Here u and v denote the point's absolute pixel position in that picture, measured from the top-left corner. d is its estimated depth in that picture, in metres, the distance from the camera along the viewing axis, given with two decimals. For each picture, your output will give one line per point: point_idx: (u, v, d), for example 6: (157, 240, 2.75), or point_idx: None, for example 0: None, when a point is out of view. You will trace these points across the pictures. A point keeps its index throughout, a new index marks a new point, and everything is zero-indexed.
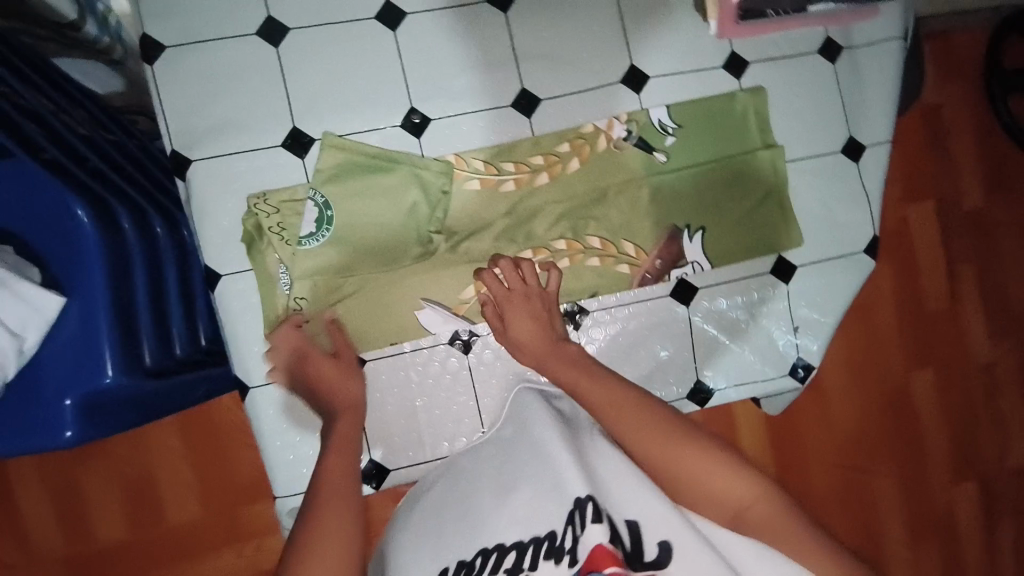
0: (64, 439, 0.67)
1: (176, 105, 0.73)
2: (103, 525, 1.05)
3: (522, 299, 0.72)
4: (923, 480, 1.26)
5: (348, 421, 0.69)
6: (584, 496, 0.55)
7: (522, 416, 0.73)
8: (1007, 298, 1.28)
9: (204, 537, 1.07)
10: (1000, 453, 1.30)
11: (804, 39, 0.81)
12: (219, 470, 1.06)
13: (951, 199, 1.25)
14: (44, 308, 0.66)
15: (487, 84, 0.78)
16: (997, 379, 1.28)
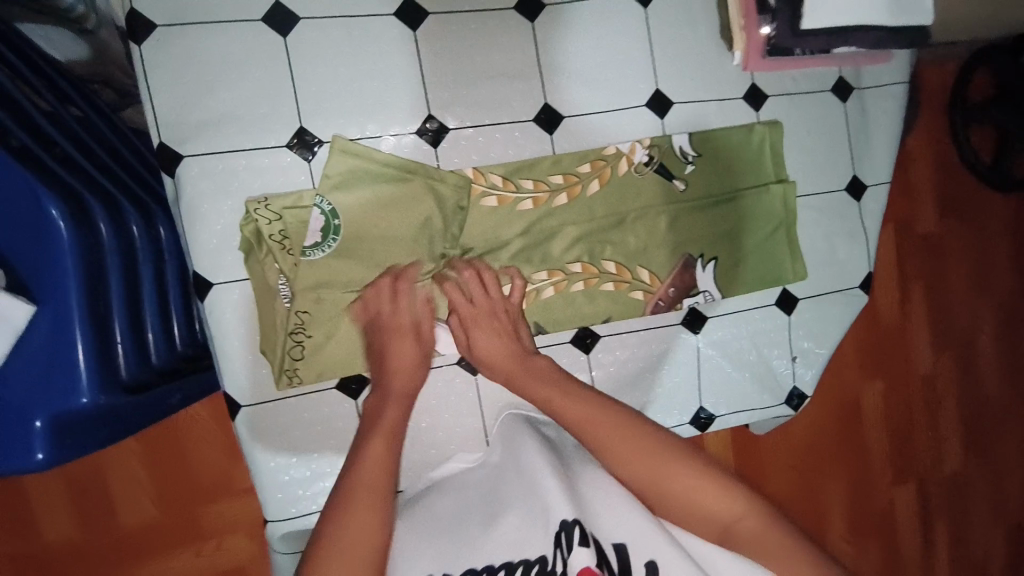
0: (35, 463, 0.60)
1: (168, 92, 0.65)
2: (45, 528, 0.98)
3: (488, 314, 0.71)
4: (868, 485, 1.32)
5: (397, 410, 0.67)
6: (570, 520, 0.53)
7: (510, 439, 0.71)
8: (950, 317, 1.34)
9: (157, 539, 1.01)
10: (938, 460, 1.37)
11: (818, 77, 0.83)
12: (175, 469, 1.01)
13: (906, 222, 1.30)
14: (11, 317, 0.59)
15: (510, 95, 0.74)
16: (936, 389, 1.35)
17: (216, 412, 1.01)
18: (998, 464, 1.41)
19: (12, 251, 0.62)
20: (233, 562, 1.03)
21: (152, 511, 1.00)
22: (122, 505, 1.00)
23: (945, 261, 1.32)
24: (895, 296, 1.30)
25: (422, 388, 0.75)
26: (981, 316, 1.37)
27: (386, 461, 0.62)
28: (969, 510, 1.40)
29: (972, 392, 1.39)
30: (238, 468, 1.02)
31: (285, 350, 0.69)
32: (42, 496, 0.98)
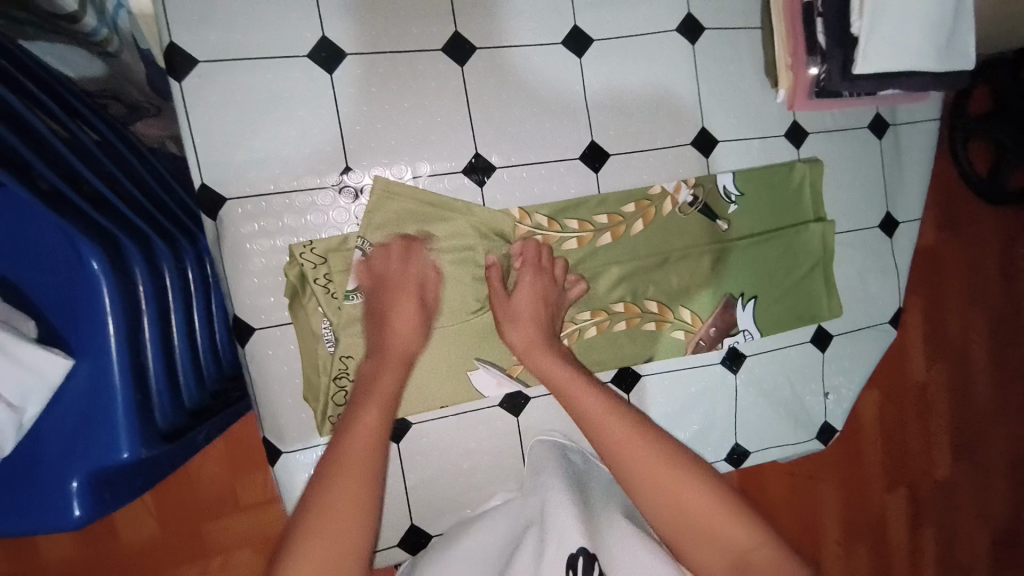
0: (72, 520, 0.58)
1: (210, 131, 0.63)
2: (45, 547, 0.94)
3: (537, 282, 0.69)
4: (861, 492, 1.32)
5: (393, 371, 0.62)
6: (577, 551, 0.54)
7: (533, 468, 0.70)
8: (944, 329, 1.32)
9: (161, 557, 0.96)
10: (929, 467, 1.36)
11: (858, 113, 0.82)
12: (179, 485, 0.96)
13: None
14: (49, 374, 0.56)
15: (557, 133, 0.73)
16: (931, 402, 1.33)
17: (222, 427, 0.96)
18: (988, 470, 1.41)
19: (48, 301, 0.59)
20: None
21: (155, 528, 0.95)
22: (124, 522, 0.95)
23: (940, 276, 1.30)
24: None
25: (465, 430, 0.74)
26: (973, 326, 1.35)
27: (378, 424, 0.57)
28: (955, 512, 1.41)
29: (964, 401, 1.37)
30: (245, 482, 0.97)
31: (330, 395, 0.68)
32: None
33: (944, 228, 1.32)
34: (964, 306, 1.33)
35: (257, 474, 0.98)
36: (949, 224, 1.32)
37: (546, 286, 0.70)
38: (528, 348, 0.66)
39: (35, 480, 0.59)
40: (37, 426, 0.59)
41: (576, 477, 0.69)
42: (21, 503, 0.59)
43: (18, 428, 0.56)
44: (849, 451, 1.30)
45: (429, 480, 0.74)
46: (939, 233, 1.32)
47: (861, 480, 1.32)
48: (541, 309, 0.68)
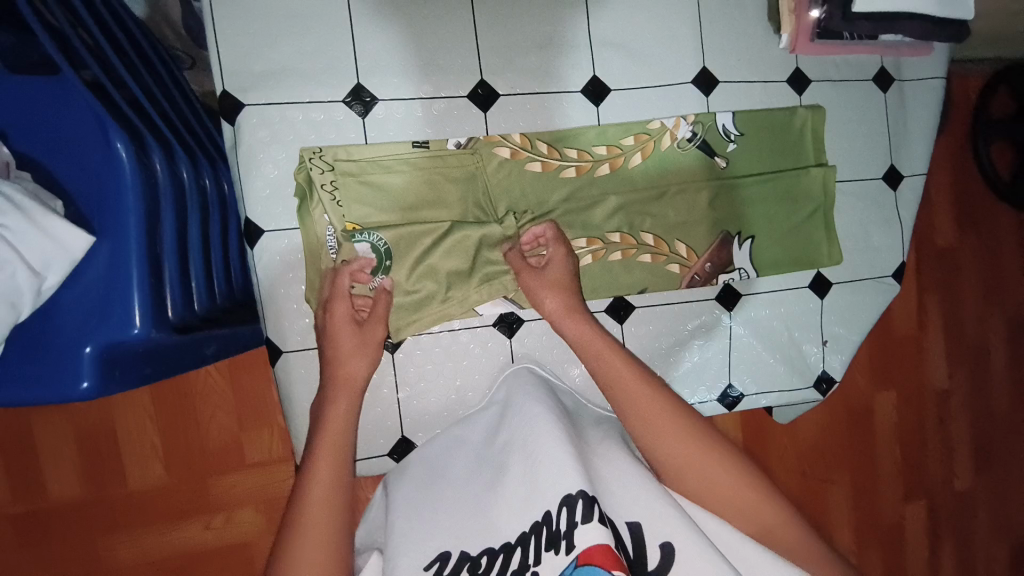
0: (80, 391, 0.61)
1: (234, 43, 0.68)
2: (54, 483, 0.96)
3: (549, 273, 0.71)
4: (875, 494, 1.26)
5: (358, 361, 0.67)
6: (575, 494, 0.49)
7: (512, 389, 0.72)
8: (963, 329, 1.28)
9: (165, 504, 0.98)
10: (949, 476, 1.31)
11: (862, 65, 0.83)
12: (188, 436, 0.98)
13: (925, 235, 1.25)
14: (71, 246, 0.60)
15: (559, 64, 0.76)
16: (949, 408, 1.29)
17: (235, 380, 0.99)
18: (1001, 482, 1.36)
19: (75, 184, 0.63)
20: (240, 535, 1.00)
21: (161, 477, 0.98)
22: (133, 467, 0.97)
23: (960, 275, 1.27)
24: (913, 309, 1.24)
25: (458, 347, 0.77)
26: (993, 329, 1.31)
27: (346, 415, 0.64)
28: (972, 527, 1.34)
29: (984, 406, 1.32)
30: (252, 437, 1.00)
31: None
32: (55, 449, 0.96)
33: (966, 230, 1.26)
34: (984, 304, 1.29)
35: (264, 431, 1.00)
36: (973, 228, 1.27)
37: (570, 255, 0.72)
38: (561, 313, 0.68)
39: (48, 349, 0.62)
40: (55, 301, 0.62)
41: (568, 415, 0.70)
42: (31, 372, 0.61)
43: (37, 293, 0.59)
44: (863, 451, 1.24)
45: (418, 394, 0.77)
46: (962, 234, 1.26)
47: (875, 481, 1.26)
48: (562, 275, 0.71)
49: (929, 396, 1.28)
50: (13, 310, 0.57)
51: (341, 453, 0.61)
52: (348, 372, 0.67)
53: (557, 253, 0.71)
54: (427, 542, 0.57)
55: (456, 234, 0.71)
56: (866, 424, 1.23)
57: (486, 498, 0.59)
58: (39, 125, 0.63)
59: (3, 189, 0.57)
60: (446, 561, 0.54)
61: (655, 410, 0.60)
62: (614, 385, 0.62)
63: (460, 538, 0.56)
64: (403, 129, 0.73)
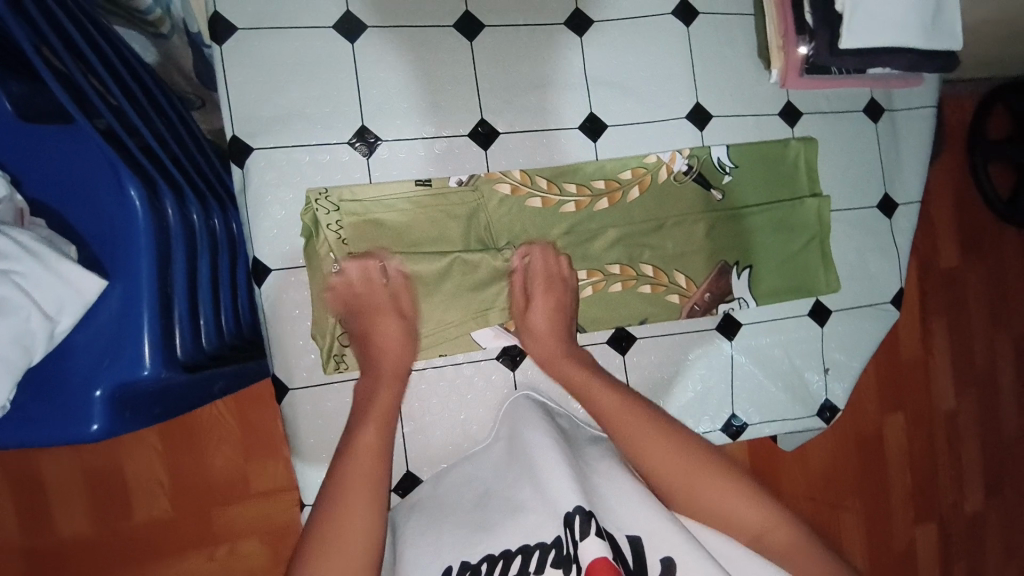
0: (91, 433, 0.62)
1: (244, 90, 0.71)
2: (61, 519, 0.96)
3: (547, 293, 0.73)
4: (886, 518, 1.24)
5: (389, 390, 0.68)
6: (573, 510, 0.52)
7: (514, 419, 0.73)
8: (969, 352, 1.28)
9: (170, 537, 0.98)
10: (959, 499, 1.30)
11: (852, 97, 0.86)
12: (194, 467, 0.98)
13: (927, 256, 1.26)
14: (83, 290, 0.61)
15: (556, 104, 0.78)
16: (957, 428, 1.28)
17: (241, 412, 0.99)
18: (1013, 505, 1.34)
19: (89, 229, 0.65)
20: (245, 566, 1.00)
21: (166, 509, 0.98)
22: (139, 500, 0.97)
23: (962, 297, 1.27)
24: (918, 329, 1.24)
25: (462, 380, 0.78)
26: (1000, 352, 1.31)
27: (378, 445, 0.62)
28: (983, 551, 1.32)
29: (992, 429, 1.31)
30: (257, 468, 1.00)
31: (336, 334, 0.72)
32: (62, 485, 0.96)
33: (968, 251, 1.27)
34: (988, 326, 1.29)
35: (269, 462, 1.00)
36: (976, 248, 1.28)
37: (562, 255, 0.75)
38: (551, 339, 0.72)
39: (60, 391, 0.63)
40: (69, 343, 0.64)
41: (567, 439, 0.70)
42: (46, 413, 0.62)
43: (50, 337, 0.60)
44: (872, 473, 1.22)
45: (422, 427, 0.77)
46: (965, 255, 1.27)
47: (884, 503, 1.24)
48: (558, 301, 0.73)
49: (936, 419, 1.27)
50: (26, 354, 0.58)
51: (378, 481, 0.59)
52: (381, 402, 0.66)
53: (550, 272, 0.74)
54: (437, 556, 0.59)
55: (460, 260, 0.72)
56: (875, 449, 1.21)
57: (497, 519, 0.60)
58: (54, 173, 0.65)
59: (16, 236, 0.59)
60: (450, 575, 0.56)
61: (640, 425, 0.64)
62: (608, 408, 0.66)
63: (466, 551, 0.58)
64: (406, 168, 0.75)
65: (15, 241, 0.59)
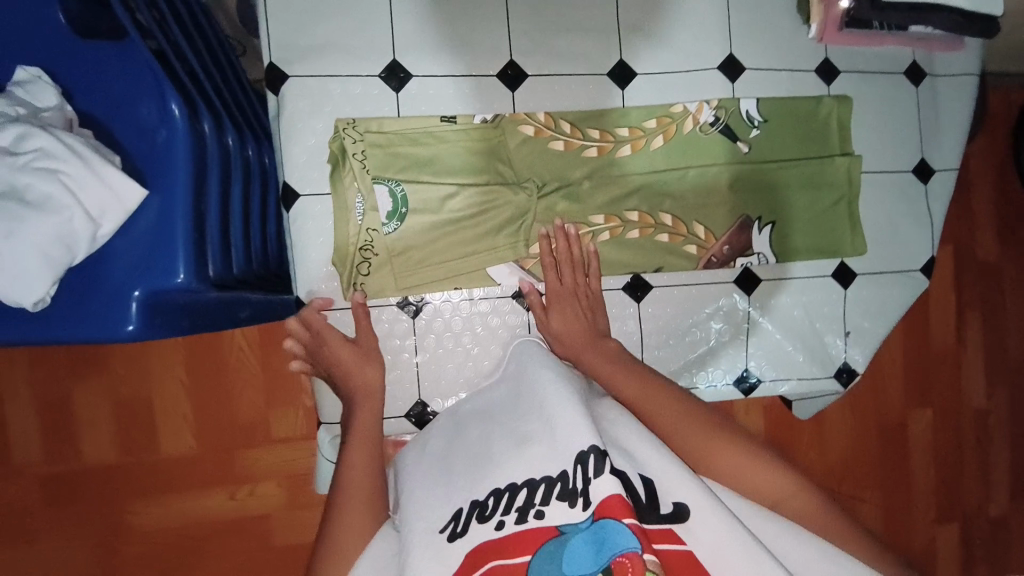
0: (125, 333, 0.62)
1: (284, 20, 0.74)
2: (89, 447, 0.96)
3: (569, 297, 0.74)
4: (906, 515, 1.14)
5: (368, 409, 0.69)
6: (587, 449, 0.48)
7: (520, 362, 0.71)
8: (1007, 351, 1.17)
9: (191, 476, 0.97)
10: (984, 500, 1.18)
11: (893, 58, 0.83)
12: (219, 406, 0.97)
13: (965, 245, 1.15)
14: (126, 198, 0.61)
15: (587, 49, 0.78)
16: (989, 432, 1.17)
17: (264, 358, 0.97)
18: None
19: (133, 143, 0.66)
20: (261, 509, 0.98)
21: (190, 447, 0.97)
22: (165, 434, 0.97)
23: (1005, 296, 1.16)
24: (953, 323, 1.13)
25: (476, 316, 0.80)
26: None
27: (370, 464, 0.64)
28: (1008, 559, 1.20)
29: None
30: (279, 415, 0.98)
31: (355, 262, 0.75)
32: (91, 415, 0.96)
33: (1009, 243, 1.16)
34: None
35: (289, 410, 0.98)
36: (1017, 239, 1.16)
37: (592, 248, 0.76)
38: (585, 345, 0.72)
39: (97, 292, 0.63)
40: (107, 250, 0.64)
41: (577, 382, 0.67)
42: (81, 311, 0.62)
43: (91, 239, 0.60)
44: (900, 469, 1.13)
45: (435, 359, 0.79)
46: (1004, 247, 1.16)
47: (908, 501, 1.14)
48: (582, 311, 0.74)
49: (966, 419, 1.16)
50: (68, 252, 0.59)
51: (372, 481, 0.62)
52: (369, 413, 0.69)
53: (575, 275, 0.75)
54: (449, 487, 0.56)
55: (478, 195, 0.76)
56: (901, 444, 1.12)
57: (500, 445, 0.57)
58: (101, 87, 0.66)
59: (65, 138, 0.60)
60: (459, 518, 0.52)
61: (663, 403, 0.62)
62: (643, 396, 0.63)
63: (471, 488, 0.54)
64: (433, 104, 0.77)
65: (64, 143, 0.59)
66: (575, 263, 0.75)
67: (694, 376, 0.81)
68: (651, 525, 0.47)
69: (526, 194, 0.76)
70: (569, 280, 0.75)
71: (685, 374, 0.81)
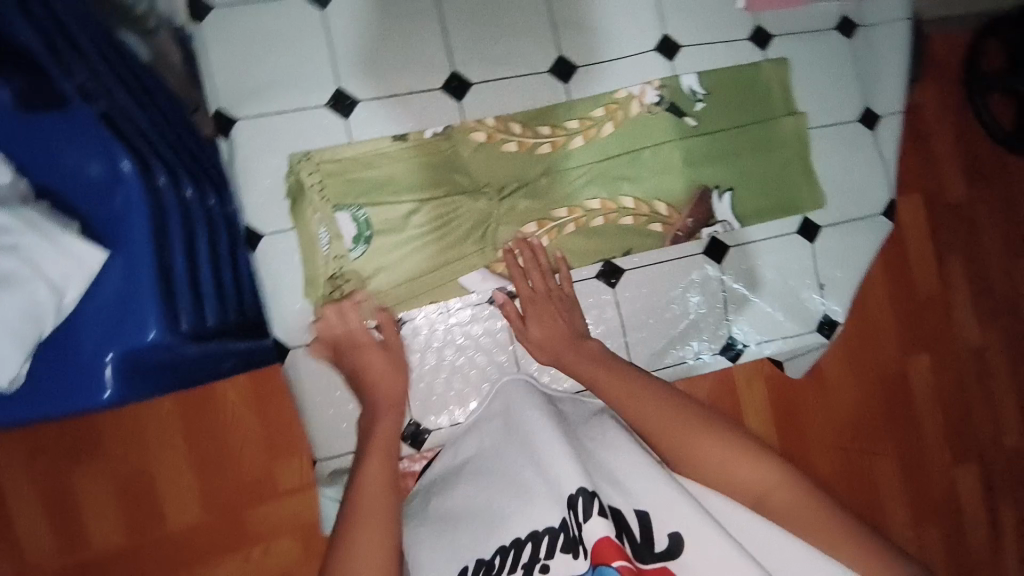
0: (103, 400, 0.63)
1: (224, 70, 0.75)
2: (97, 532, 0.93)
3: (543, 303, 0.75)
4: (922, 465, 1.13)
5: (390, 419, 0.71)
6: (576, 492, 0.52)
7: (507, 396, 0.72)
8: (990, 284, 1.17)
9: (205, 543, 0.95)
10: (998, 437, 1.17)
11: (822, 14, 0.85)
12: (223, 468, 0.95)
13: (935, 192, 1.14)
14: (86, 264, 0.60)
15: (525, 50, 0.80)
16: (988, 366, 1.17)
17: (261, 411, 0.96)
18: None
19: (87, 205, 0.64)
20: (279, 564, 0.96)
21: (200, 513, 0.95)
22: (171, 505, 0.94)
23: (979, 229, 1.16)
24: (934, 266, 1.13)
25: (456, 326, 0.79)
26: None
27: (386, 477, 0.64)
28: None
29: None
30: (283, 466, 0.96)
31: (328, 291, 0.76)
32: (94, 499, 0.93)
33: (977, 182, 1.16)
34: (1013, 255, 1.18)
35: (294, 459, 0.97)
36: (983, 178, 1.17)
37: (560, 256, 0.78)
38: (567, 345, 0.73)
39: (73, 362, 0.63)
40: (76, 318, 0.63)
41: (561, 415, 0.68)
42: (59, 381, 0.62)
43: (58, 309, 0.60)
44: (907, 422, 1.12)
45: (423, 376, 0.79)
46: (973, 185, 1.16)
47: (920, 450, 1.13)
48: (557, 316, 0.75)
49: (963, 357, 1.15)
50: (37, 325, 0.58)
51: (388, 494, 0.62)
52: (385, 430, 0.69)
53: (547, 281, 0.76)
54: (452, 536, 0.59)
55: (436, 209, 0.77)
56: (904, 397, 1.11)
57: (495, 498, 0.60)
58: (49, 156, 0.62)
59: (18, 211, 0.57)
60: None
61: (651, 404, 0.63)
62: (631, 399, 0.65)
63: (477, 545, 0.57)
64: (383, 124, 0.78)
65: (16, 217, 0.57)
66: (545, 269, 0.77)
67: (680, 351, 0.82)
68: (649, 565, 0.51)
69: (488, 199, 0.78)
70: (541, 286, 0.76)
71: (671, 351, 0.82)
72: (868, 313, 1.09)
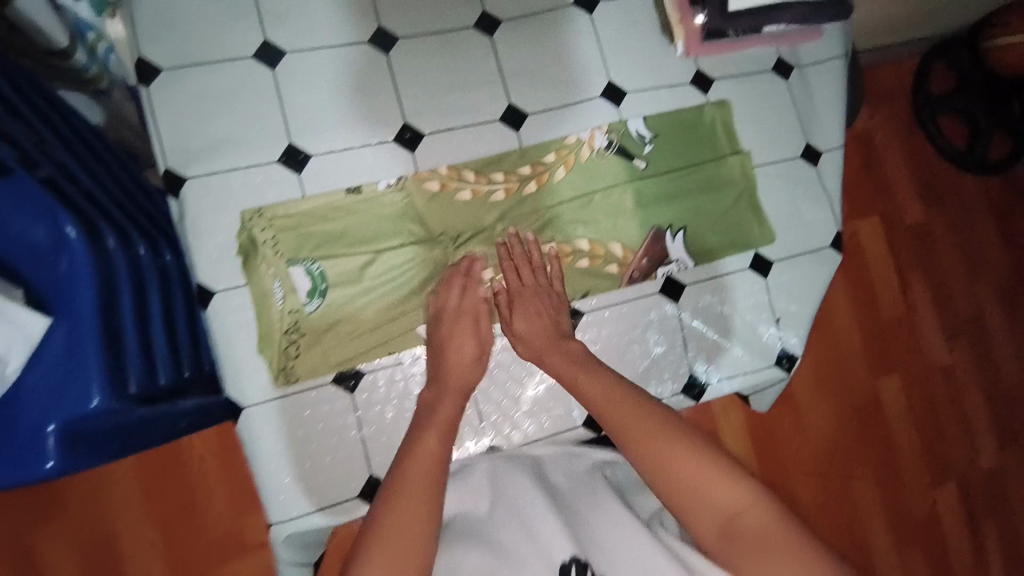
0: (44, 471, 0.59)
1: (175, 127, 0.75)
2: None
3: (532, 296, 0.73)
4: (900, 487, 1.12)
5: (453, 402, 0.66)
6: (569, 561, 0.57)
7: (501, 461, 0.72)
8: (953, 302, 1.19)
9: None
10: (973, 457, 1.17)
11: (760, 57, 0.89)
12: (187, 527, 0.90)
13: (891, 215, 1.17)
14: (29, 331, 0.58)
15: (476, 100, 0.82)
16: (957, 384, 1.17)
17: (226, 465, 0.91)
18: None
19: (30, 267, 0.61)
20: None
21: None
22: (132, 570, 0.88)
23: (937, 249, 1.19)
24: (895, 288, 1.14)
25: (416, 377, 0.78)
26: (986, 298, 1.21)
27: (439, 453, 0.59)
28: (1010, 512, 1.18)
29: (994, 382, 1.20)
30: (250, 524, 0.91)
31: (283, 347, 0.75)
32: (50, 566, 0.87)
33: (933, 204, 1.19)
34: (972, 274, 1.20)
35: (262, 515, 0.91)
36: (938, 199, 1.20)
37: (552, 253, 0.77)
38: (547, 347, 0.70)
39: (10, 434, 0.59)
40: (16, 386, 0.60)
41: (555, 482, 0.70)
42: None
43: None
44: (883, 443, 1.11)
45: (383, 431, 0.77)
46: (929, 208, 1.19)
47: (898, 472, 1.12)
48: (546, 313, 0.73)
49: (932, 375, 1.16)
50: None
51: (436, 477, 0.57)
52: (446, 411, 0.64)
53: (541, 277, 0.75)
54: None
55: (393, 258, 0.77)
56: (878, 418, 1.11)
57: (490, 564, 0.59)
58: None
59: None
60: None
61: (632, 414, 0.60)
62: (611, 408, 0.61)
63: None
64: (337, 177, 0.78)
65: None
66: (536, 264, 0.75)
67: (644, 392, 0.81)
68: None
69: (444, 247, 0.78)
70: (533, 282, 0.74)
71: None
72: (837, 335, 1.09)
